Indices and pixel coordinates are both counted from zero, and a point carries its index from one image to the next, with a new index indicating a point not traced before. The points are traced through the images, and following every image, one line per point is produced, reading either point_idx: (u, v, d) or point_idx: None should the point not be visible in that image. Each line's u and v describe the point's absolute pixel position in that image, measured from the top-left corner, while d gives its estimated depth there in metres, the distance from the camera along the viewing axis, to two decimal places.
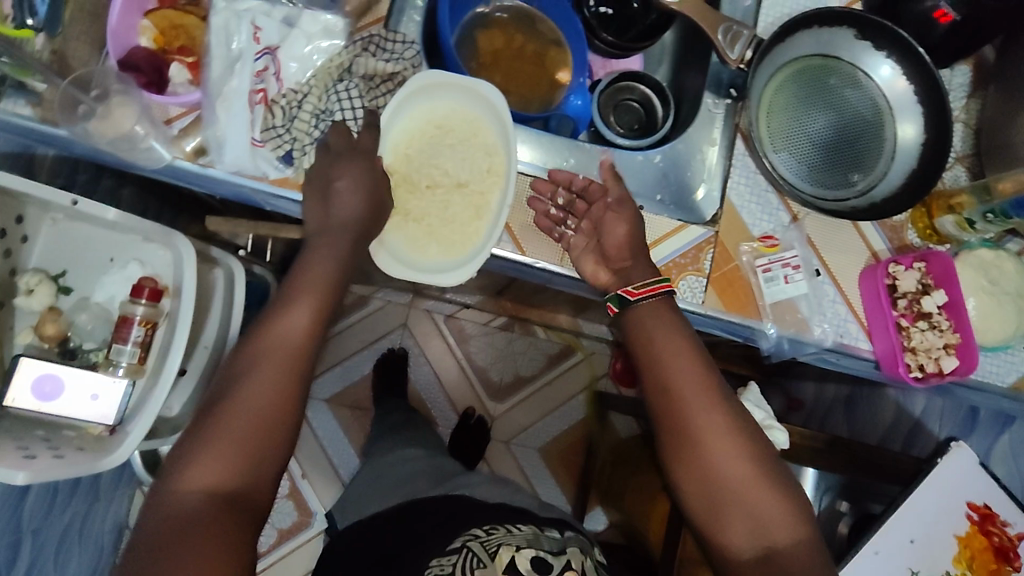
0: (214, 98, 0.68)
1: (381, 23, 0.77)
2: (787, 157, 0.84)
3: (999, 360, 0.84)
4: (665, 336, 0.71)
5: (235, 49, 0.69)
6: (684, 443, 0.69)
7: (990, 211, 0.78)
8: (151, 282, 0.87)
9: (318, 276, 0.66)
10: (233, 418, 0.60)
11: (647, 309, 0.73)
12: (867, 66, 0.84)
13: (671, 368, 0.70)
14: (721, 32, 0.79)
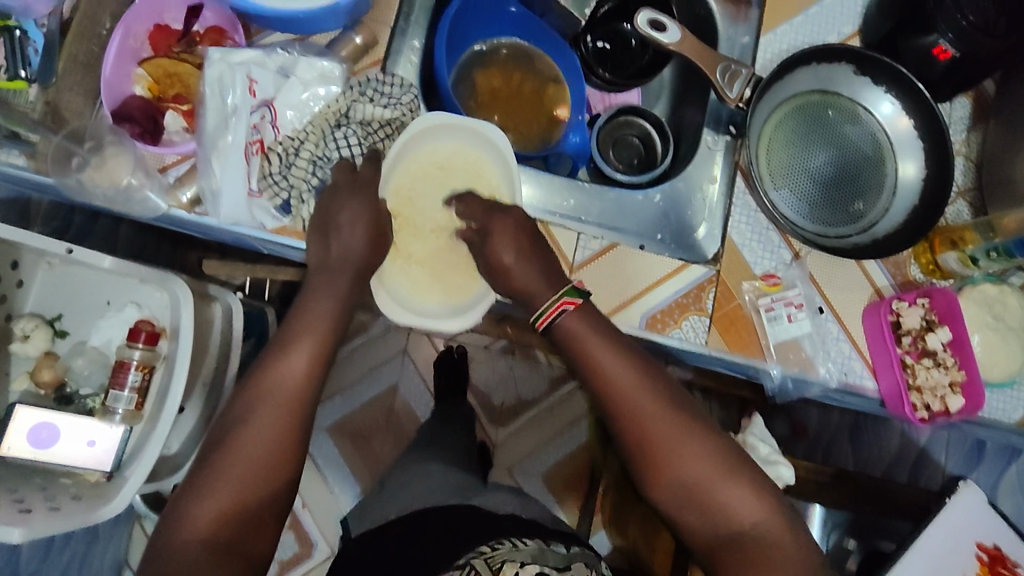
0: (210, 147, 0.67)
1: (379, 65, 0.77)
2: (790, 193, 0.84)
3: (1006, 397, 0.83)
4: (604, 350, 0.67)
5: (230, 104, 0.67)
6: (652, 457, 0.65)
7: (994, 249, 0.78)
8: (147, 326, 0.87)
9: (306, 318, 0.65)
10: (228, 461, 0.60)
11: (572, 324, 0.67)
12: (867, 103, 0.85)
13: (619, 382, 0.66)
14: (719, 71, 0.79)
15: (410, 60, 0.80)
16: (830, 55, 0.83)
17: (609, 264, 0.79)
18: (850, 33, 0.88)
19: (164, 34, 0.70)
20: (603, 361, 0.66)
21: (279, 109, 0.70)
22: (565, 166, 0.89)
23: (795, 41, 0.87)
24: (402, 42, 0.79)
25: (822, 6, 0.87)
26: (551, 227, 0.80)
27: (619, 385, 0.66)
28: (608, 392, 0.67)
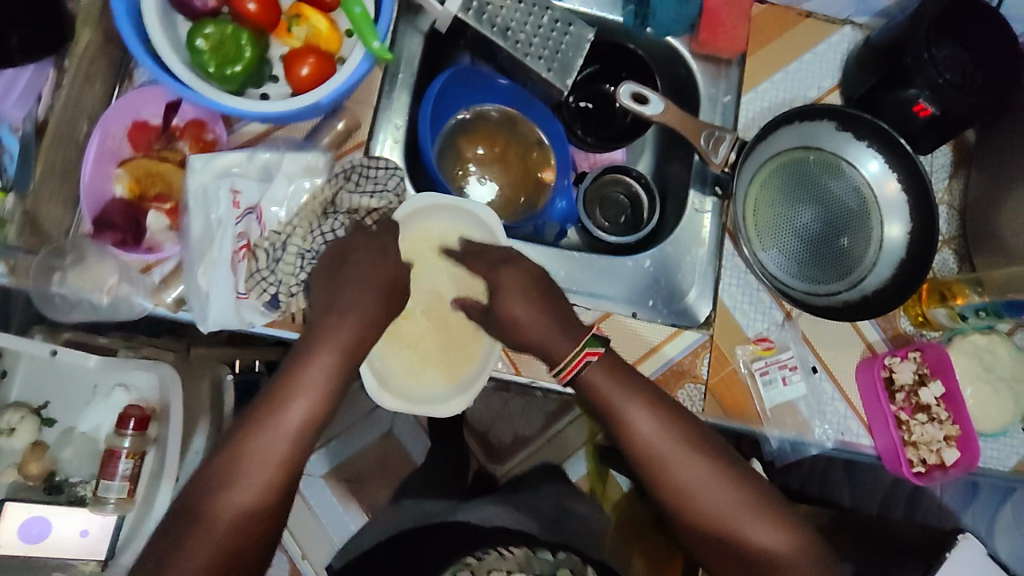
0: (197, 251, 0.67)
1: (363, 148, 0.77)
2: (777, 253, 0.85)
3: (999, 445, 0.84)
4: (622, 394, 0.69)
5: (214, 216, 0.67)
6: (677, 497, 0.68)
7: (984, 308, 0.81)
8: (137, 411, 0.81)
9: (310, 363, 0.63)
10: (224, 491, 0.59)
11: (594, 375, 0.69)
12: (852, 157, 0.85)
13: (640, 429, 0.68)
14: (703, 137, 0.79)
15: (394, 142, 0.80)
16: (811, 114, 0.83)
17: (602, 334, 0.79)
18: (830, 87, 0.89)
19: (143, 131, 0.70)
20: (620, 405, 0.69)
21: (264, 206, 0.69)
22: (552, 231, 0.89)
23: (773, 98, 0.87)
24: (385, 120, 0.80)
25: (800, 63, 0.88)
26: None
27: (641, 430, 0.68)
28: (632, 438, 0.69)
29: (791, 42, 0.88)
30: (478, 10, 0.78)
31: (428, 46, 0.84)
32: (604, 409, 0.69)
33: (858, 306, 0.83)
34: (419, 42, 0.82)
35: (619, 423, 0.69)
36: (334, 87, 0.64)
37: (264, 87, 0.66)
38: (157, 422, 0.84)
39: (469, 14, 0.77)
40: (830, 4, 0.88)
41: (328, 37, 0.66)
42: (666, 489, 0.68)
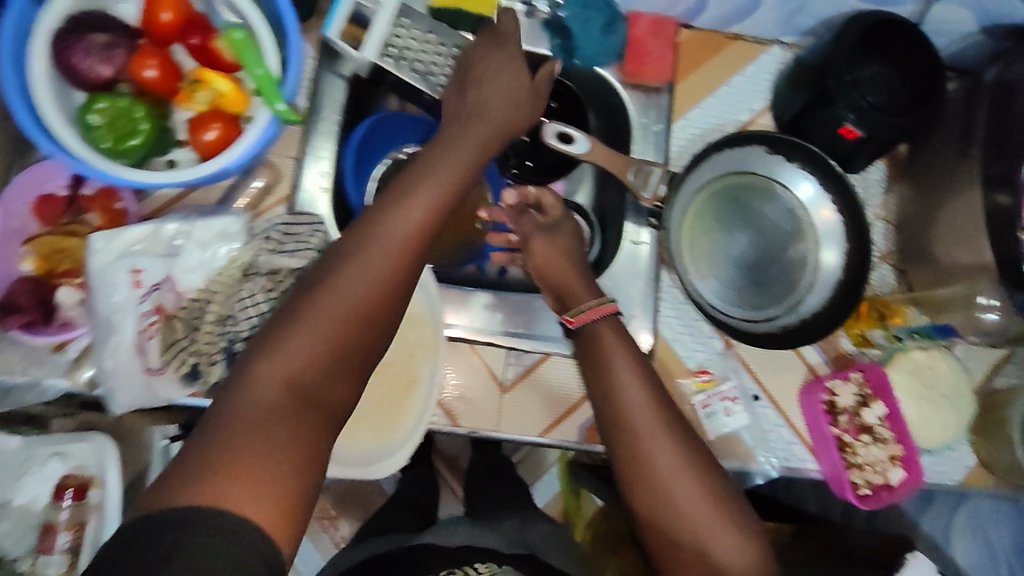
0: (105, 327, 0.65)
1: (285, 203, 0.76)
2: (714, 282, 0.84)
3: (944, 458, 0.86)
4: (619, 355, 0.66)
5: (117, 300, 0.65)
6: (647, 486, 0.61)
7: (916, 330, 0.84)
8: (73, 481, 0.77)
9: (396, 228, 0.54)
10: (257, 362, 0.49)
11: (604, 326, 0.68)
12: (783, 180, 0.84)
13: (626, 402, 0.63)
14: (631, 172, 0.78)
15: (316, 195, 0.76)
16: (742, 140, 0.82)
17: (540, 379, 0.79)
18: (761, 108, 0.88)
19: (49, 204, 0.68)
20: (616, 366, 0.65)
21: (178, 275, 0.67)
22: (493, 271, 0.91)
23: (705, 123, 0.87)
24: (309, 172, 0.77)
25: (731, 86, 0.87)
26: (478, 346, 0.79)
27: (628, 402, 0.63)
28: (615, 411, 0.64)
29: (720, 67, 0.87)
30: (396, 57, 0.76)
31: (352, 91, 0.81)
32: (595, 371, 0.66)
33: (799, 329, 0.81)
34: (342, 88, 0.80)
35: (606, 394, 0.64)
36: (239, 152, 0.61)
37: (171, 152, 0.64)
38: (95, 489, 0.79)
39: (388, 61, 0.75)
40: (755, 27, 0.87)
41: (233, 99, 0.63)
42: (640, 474, 0.62)
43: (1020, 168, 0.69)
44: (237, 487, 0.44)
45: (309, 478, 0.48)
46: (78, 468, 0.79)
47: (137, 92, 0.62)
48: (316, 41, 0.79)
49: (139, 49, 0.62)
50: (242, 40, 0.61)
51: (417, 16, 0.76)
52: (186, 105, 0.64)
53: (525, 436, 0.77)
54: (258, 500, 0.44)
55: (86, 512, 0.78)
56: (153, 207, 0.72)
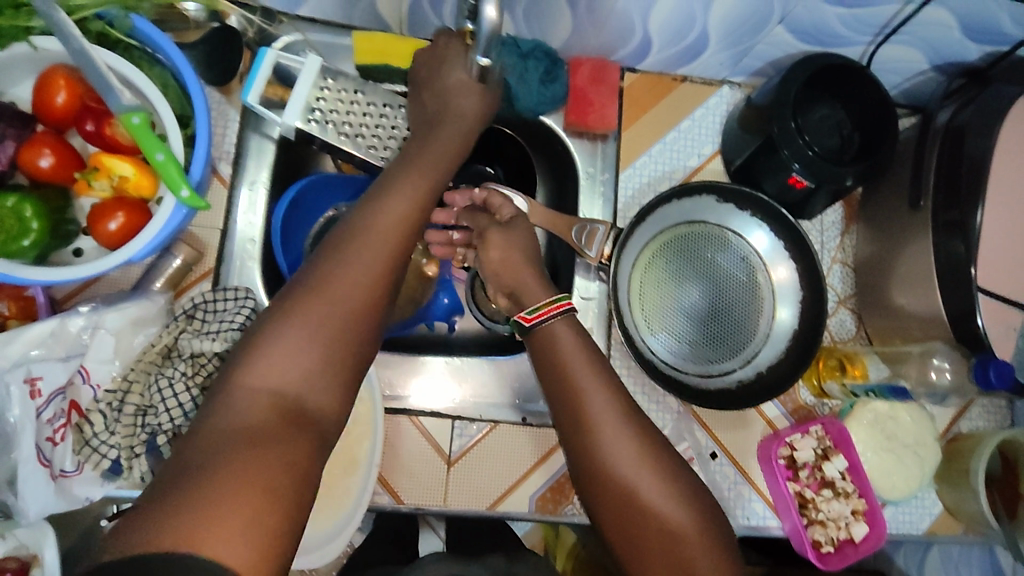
0: (5, 443, 0.60)
1: (211, 276, 0.72)
2: (668, 335, 0.81)
3: (909, 508, 0.83)
4: (582, 365, 0.60)
5: (14, 415, 0.60)
6: (637, 509, 0.56)
7: (872, 390, 0.80)
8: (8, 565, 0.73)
9: (371, 222, 0.54)
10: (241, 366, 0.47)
11: (557, 325, 0.62)
12: (736, 228, 0.82)
13: (596, 416, 0.58)
14: (575, 230, 0.78)
15: (247, 265, 0.73)
16: (690, 190, 0.79)
17: (487, 449, 0.76)
18: (710, 153, 0.86)
19: None
20: (578, 377, 0.59)
21: (91, 367, 0.63)
22: (441, 329, 0.88)
23: (652, 171, 0.84)
24: (236, 238, 0.74)
25: (678, 130, 0.85)
26: (420, 417, 0.76)
27: (593, 427, 0.58)
28: (581, 430, 0.58)
29: (666, 111, 0.85)
30: (321, 120, 0.73)
31: (283, 151, 0.78)
32: (559, 384, 0.60)
33: (754, 384, 0.79)
34: (271, 150, 0.76)
35: (574, 415, 0.58)
36: (145, 240, 0.59)
37: (75, 241, 0.63)
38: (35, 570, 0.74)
39: (312, 124, 0.72)
40: (701, 68, 0.84)
41: (138, 183, 0.61)
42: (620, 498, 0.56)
43: (973, 219, 0.66)
44: (227, 499, 0.40)
45: (302, 493, 0.44)
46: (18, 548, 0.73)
47: (31, 180, 0.61)
48: (237, 102, 0.75)
49: (31, 136, 0.61)
50: (141, 124, 0.57)
51: (345, 76, 0.74)
52: (86, 193, 0.62)
53: (472, 509, 0.74)
54: (240, 548, 0.39)
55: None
56: (64, 293, 0.69)
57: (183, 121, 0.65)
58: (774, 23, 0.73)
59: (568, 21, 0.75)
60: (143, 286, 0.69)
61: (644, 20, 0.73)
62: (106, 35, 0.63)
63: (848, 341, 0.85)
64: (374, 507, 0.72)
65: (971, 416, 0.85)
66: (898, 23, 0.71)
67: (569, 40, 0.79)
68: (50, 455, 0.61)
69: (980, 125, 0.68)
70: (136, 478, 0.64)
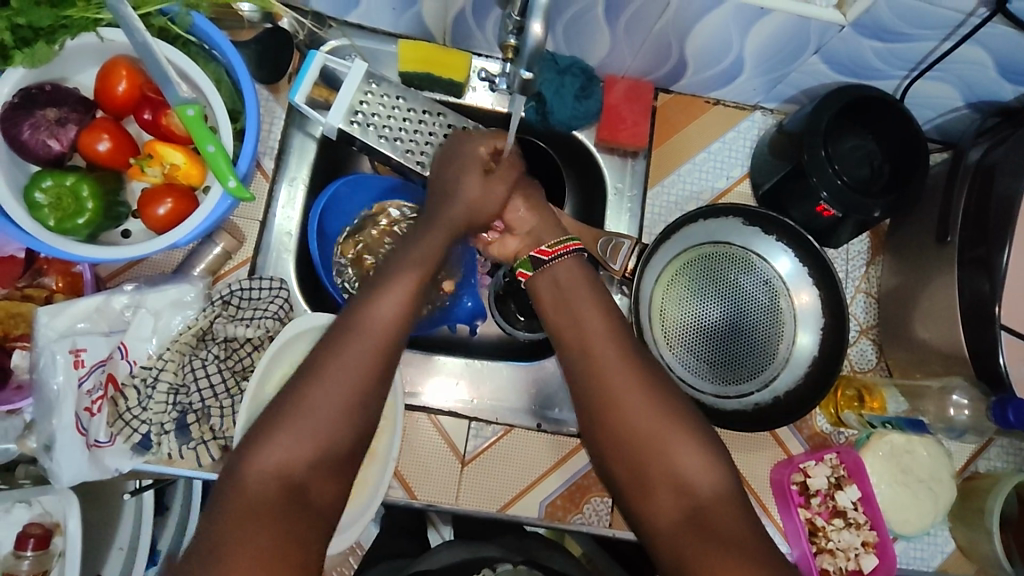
0: (45, 409, 0.64)
1: (248, 264, 0.75)
2: (687, 354, 0.82)
3: (921, 544, 0.82)
4: (585, 301, 0.69)
5: (56, 384, 0.63)
6: (650, 452, 0.62)
7: (887, 421, 0.79)
8: (38, 529, 0.75)
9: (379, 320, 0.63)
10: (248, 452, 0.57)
11: (566, 266, 0.71)
12: (762, 252, 0.83)
13: (587, 325, 0.67)
14: (602, 243, 0.80)
15: (283, 257, 0.76)
16: (716, 212, 0.81)
17: (500, 452, 0.77)
18: (739, 175, 0.87)
19: (8, 266, 0.67)
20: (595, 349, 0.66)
21: (129, 344, 0.66)
22: (463, 331, 0.89)
23: (679, 191, 0.86)
24: (274, 231, 0.76)
25: (708, 152, 0.86)
26: (438, 416, 0.77)
27: (598, 366, 0.65)
28: (580, 334, 0.67)
29: (696, 134, 0.87)
30: (363, 123, 0.76)
31: (323, 151, 0.80)
32: (565, 318, 0.69)
33: (770, 409, 0.80)
34: (312, 149, 0.79)
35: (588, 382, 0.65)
36: (192, 226, 0.62)
37: (124, 222, 0.67)
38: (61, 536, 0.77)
39: (355, 127, 0.76)
40: (734, 93, 0.85)
41: (187, 172, 0.64)
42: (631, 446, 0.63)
43: (998, 256, 0.67)
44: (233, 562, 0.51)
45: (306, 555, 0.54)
46: (43, 515, 0.76)
47: (88, 163, 0.64)
48: (285, 101, 0.78)
49: (91, 121, 0.64)
50: (194, 116, 0.62)
51: (388, 82, 0.77)
52: (138, 178, 0.65)
53: (483, 510, 0.75)
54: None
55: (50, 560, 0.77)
56: (108, 272, 0.71)
57: (234, 115, 0.68)
58: (810, 52, 0.74)
59: (607, 40, 0.77)
60: (185, 269, 0.72)
61: (680, 43, 0.75)
62: (167, 30, 0.67)
63: (867, 371, 0.85)
64: (388, 501, 0.74)
65: (989, 456, 0.84)
66: (933, 60, 0.72)
67: (607, 59, 0.81)
68: (87, 425, 0.64)
69: (1010, 164, 0.68)
70: (164, 454, 0.66)
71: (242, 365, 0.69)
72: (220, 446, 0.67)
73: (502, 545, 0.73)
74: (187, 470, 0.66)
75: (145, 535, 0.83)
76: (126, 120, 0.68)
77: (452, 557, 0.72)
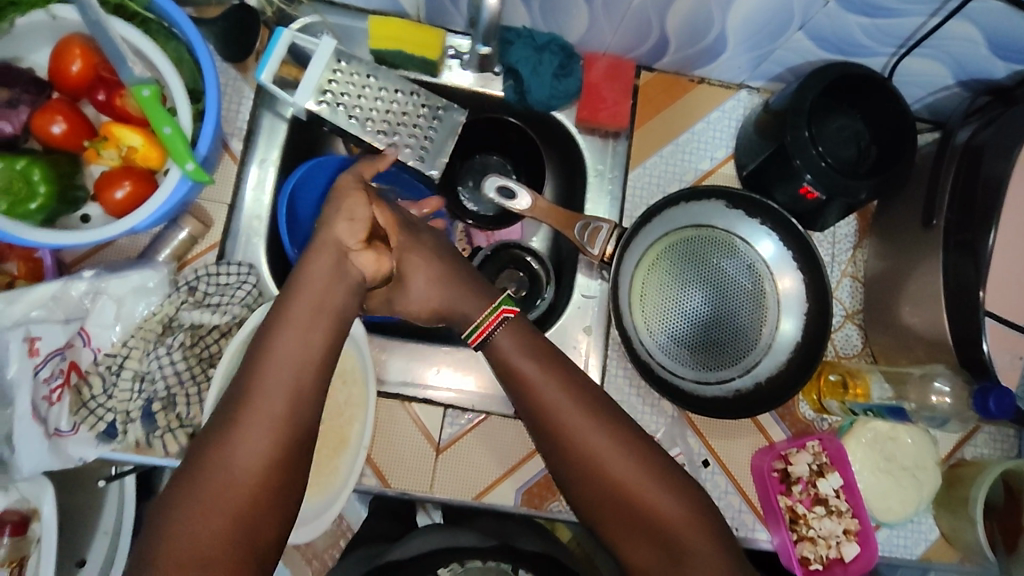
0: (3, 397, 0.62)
1: (217, 248, 0.73)
2: (667, 340, 0.80)
3: (905, 532, 0.81)
4: (525, 360, 0.63)
5: (11, 373, 0.62)
6: (627, 502, 0.59)
7: (869, 409, 0.78)
8: (14, 514, 0.75)
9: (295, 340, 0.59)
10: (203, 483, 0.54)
11: (503, 339, 0.64)
12: (744, 234, 0.81)
13: (538, 382, 0.62)
14: (579, 228, 0.77)
15: (253, 242, 0.75)
16: (698, 193, 0.79)
17: (474, 441, 0.75)
18: (724, 157, 0.84)
19: None
20: (556, 398, 0.61)
21: (91, 331, 0.65)
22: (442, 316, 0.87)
23: (662, 173, 0.83)
24: (243, 215, 0.75)
25: (692, 133, 0.84)
26: (413, 404, 0.76)
27: (558, 422, 0.61)
28: (533, 398, 0.62)
29: (680, 113, 0.84)
30: (332, 102, 0.74)
31: (294, 132, 0.78)
32: (511, 379, 0.63)
33: (752, 395, 0.78)
34: (283, 130, 0.77)
35: (549, 432, 0.61)
36: (149, 211, 0.61)
37: (83, 206, 0.65)
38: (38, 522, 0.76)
39: (323, 106, 0.74)
40: (719, 71, 0.82)
41: (145, 154, 0.62)
42: (605, 490, 0.60)
43: (985, 239, 0.65)
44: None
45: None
46: (19, 502, 0.75)
47: (44, 146, 0.62)
48: (253, 80, 0.76)
49: (46, 102, 0.62)
50: (150, 97, 0.60)
51: (358, 61, 0.75)
52: (95, 160, 0.63)
53: (459, 498, 0.74)
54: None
55: (28, 546, 0.77)
56: (72, 257, 0.70)
57: (194, 95, 0.66)
58: (793, 28, 0.71)
59: (585, 16, 0.74)
60: (150, 255, 0.70)
61: (660, 19, 0.72)
62: (125, 7, 0.64)
63: (852, 357, 0.83)
64: (361, 488, 0.73)
65: (976, 443, 0.82)
66: (921, 36, 0.69)
67: (586, 35, 0.78)
68: (45, 413, 0.62)
69: (999, 145, 0.66)
70: (131, 442, 0.65)
71: (208, 353, 0.67)
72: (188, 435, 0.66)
73: (479, 529, 0.73)
74: (155, 459, 0.65)
75: (127, 520, 0.83)
76: (83, 101, 0.65)
77: (432, 542, 0.70)
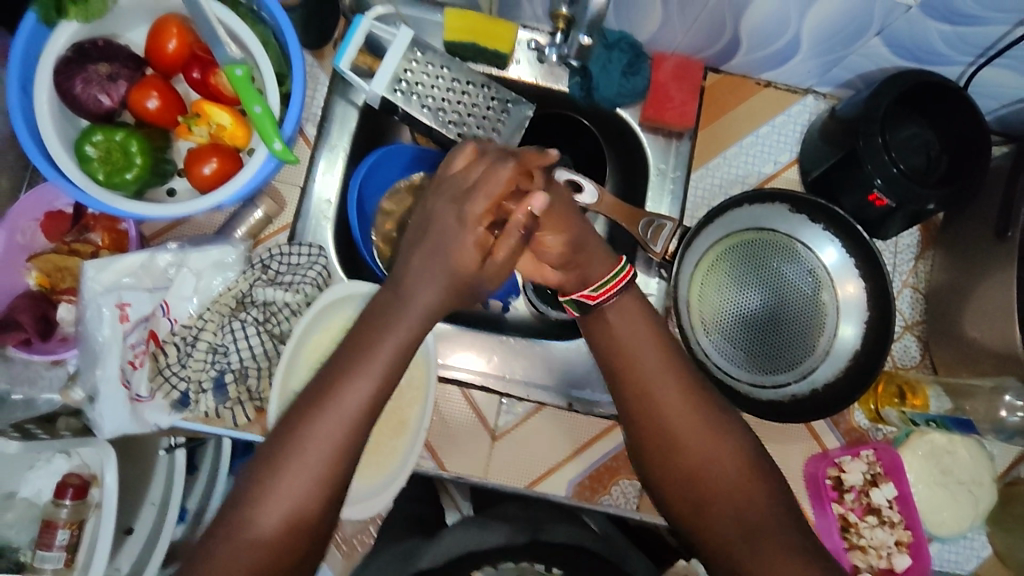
0: (91, 358, 0.65)
1: (289, 229, 0.75)
2: (723, 341, 0.80)
3: (956, 547, 0.80)
4: (626, 333, 0.63)
5: (103, 335, 0.65)
6: (700, 483, 0.59)
7: (932, 420, 0.76)
8: (76, 479, 0.75)
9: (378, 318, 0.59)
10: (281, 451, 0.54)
11: (611, 312, 0.64)
12: (807, 240, 0.80)
13: (636, 357, 0.62)
14: (642, 225, 0.77)
15: (322, 224, 0.76)
16: (763, 196, 0.79)
17: (529, 428, 0.76)
18: (787, 161, 0.84)
19: (57, 221, 0.71)
20: (646, 372, 0.62)
21: (171, 302, 0.67)
22: (495, 308, 0.87)
23: (725, 174, 0.84)
24: (313, 199, 0.76)
25: (756, 136, 0.84)
26: (471, 390, 0.77)
27: (649, 398, 0.61)
28: (625, 373, 0.63)
29: (743, 115, 0.84)
30: (406, 91, 0.75)
31: (364, 118, 0.80)
32: (610, 353, 0.63)
33: (808, 401, 0.78)
34: (354, 117, 0.78)
35: (638, 409, 0.61)
36: (235, 186, 0.62)
37: (170, 180, 0.67)
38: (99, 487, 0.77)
39: (398, 95, 0.75)
40: (787, 75, 0.82)
41: (233, 133, 0.65)
42: (682, 471, 0.60)
43: None
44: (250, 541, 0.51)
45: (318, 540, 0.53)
46: (81, 467, 0.76)
47: (136, 119, 0.65)
48: (328, 67, 0.78)
49: (141, 78, 0.65)
50: (242, 76, 0.62)
51: (432, 51, 0.76)
52: (185, 137, 0.66)
53: (511, 486, 0.75)
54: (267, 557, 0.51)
55: (88, 510, 0.76)
56: (152, 230, 0.73)
57: (280, 79, 0.67)
58: (871, 34, 0.71)
59: (659, 15, 0.74)
60: (226, 232, 0.73)
61: (735, 20, 0.72)
62: None
63: (911, 368, 0.82)
64: (418, 470, 0.74)
65: None
66: (1003, 46, 0.69)
67: (657, 34, 0.78)
68: (130, 377, 0.66)
69: None
70: (200, 412, 0.66)
71: (280, 329, 0.68)
72: (255, 408, 0.67)
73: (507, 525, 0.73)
74: (223, 430, 0.66)
75: (176, 490, 0.85)
76: (175, 78, 0.68)
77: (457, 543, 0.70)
